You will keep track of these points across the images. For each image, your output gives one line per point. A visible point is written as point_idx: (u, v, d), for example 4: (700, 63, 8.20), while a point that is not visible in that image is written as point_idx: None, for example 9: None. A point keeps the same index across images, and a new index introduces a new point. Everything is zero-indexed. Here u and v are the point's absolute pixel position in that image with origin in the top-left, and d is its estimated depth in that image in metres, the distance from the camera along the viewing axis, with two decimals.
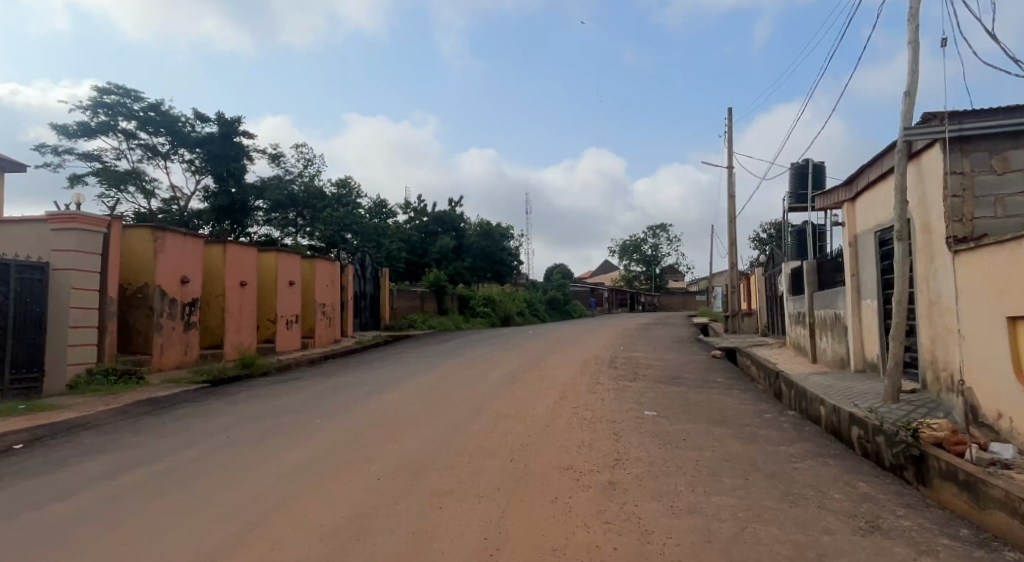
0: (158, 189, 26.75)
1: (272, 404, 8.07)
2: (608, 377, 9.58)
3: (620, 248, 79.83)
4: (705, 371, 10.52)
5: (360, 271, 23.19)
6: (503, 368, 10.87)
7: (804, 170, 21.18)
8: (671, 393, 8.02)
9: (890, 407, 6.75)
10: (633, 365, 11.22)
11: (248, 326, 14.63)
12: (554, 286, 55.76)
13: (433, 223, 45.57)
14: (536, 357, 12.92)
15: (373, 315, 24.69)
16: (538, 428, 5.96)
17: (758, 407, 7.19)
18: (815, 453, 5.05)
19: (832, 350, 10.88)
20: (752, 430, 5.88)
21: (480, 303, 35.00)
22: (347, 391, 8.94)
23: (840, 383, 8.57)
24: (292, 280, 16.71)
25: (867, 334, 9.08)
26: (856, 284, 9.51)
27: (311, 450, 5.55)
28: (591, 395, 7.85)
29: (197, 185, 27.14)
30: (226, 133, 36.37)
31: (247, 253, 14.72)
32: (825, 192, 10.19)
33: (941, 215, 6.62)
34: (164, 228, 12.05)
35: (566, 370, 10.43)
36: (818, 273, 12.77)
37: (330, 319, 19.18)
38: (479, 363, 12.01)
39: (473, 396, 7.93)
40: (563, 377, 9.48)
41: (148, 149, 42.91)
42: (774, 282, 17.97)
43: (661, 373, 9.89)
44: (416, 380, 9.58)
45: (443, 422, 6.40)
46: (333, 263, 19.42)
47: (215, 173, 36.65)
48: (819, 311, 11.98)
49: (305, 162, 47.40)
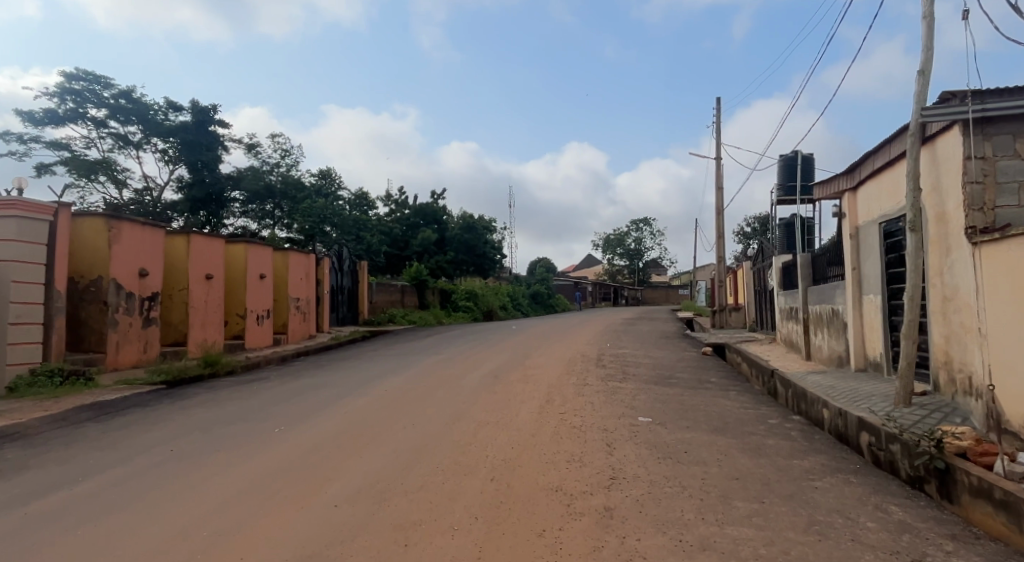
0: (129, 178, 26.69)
1: (230, 410, 7.34)
2: (597, 377, 8.98)
3: (604, 242, 79.44)
4: (697, 370, 9.98)
5: (337, 264, 22.35)
6: (485, 368, 10.24)
7: (792, 162, 20.79)
8: (664, 395, 7.46)
9: (903, 411, 6.26)
10: (622, 363, 10.64)
11: (214, 322, 13.79)
12: (537, 280, 55.12)
13: (415, 215, 44.70)
14: (520, 355, 12.26)
15: (351, 309, 23.90)
16: (522, 439, 5.33)
17: (759, 411, 6.64)
18: (834, 469, 4.50)
19: (828, 348, 10.43)
20: (758, 439, 5.32)
21: (461, 298, 34.28)
22: (315, 394, 8.23)
23: (842, 383, 8.09)
24: (264, 273, 15.87)
25: (869, 331, 8.61)
26: (856, 279, 9.04)
27: (263, 467, 4.86)
28: (579, 398, 7.25)
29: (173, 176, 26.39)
30: (201, 121, 35.00)
31: (213, 244, 13.86)
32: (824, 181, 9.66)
33: (959, 203, 6.10)
34: (120, 217, 11.15)
35: (551, 369, 9.81)
36: (811, 267, 12.28)
37: (304, 314, 18.37)
38: (459, 362, 11.34)
39: (452, 400, 7.28)
40: (548, 378, 8.86)
41: (120, 138, 41.31)
42: (762, 276, 17.56)
43: (651, 373, 9.32)
44: (391, 381, 8.89)
45: (417, 432, 5.74)
46: (308, 255, 18.58)
47: (189, 163, 35.33)
48: (814, 307, 11.49)
49: (283, 152, 46.12)
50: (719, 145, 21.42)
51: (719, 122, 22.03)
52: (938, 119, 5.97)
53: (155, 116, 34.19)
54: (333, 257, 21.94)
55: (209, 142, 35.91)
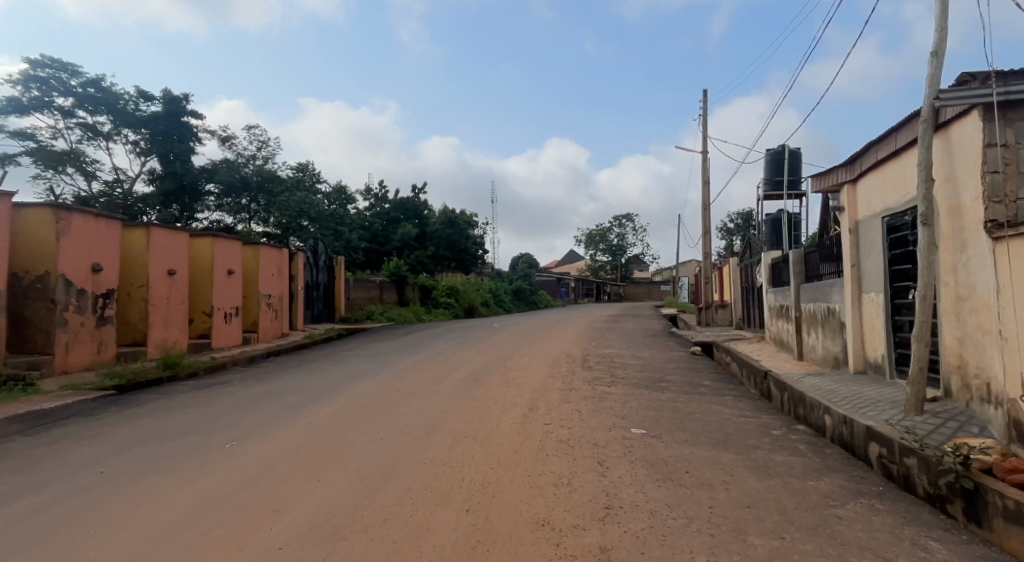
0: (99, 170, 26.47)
1: (181, 420, 6.62)
2: (583, 380, 8.40)
3: (587, 238, 79.08)
4: (688, 371, 9.49)
5: (313, 259, 21.51)
6: (465, 370, 9.61)
7: (779, 156, 20.46)
8: (656, 401, 6.92)
9: (915, 420, 5.78)
10: (609, 364, 10.09)
11: (178, 321, 12.95)
12: (519, 276, 54.52)
13: (395, 210, 43.84)
14: (502, 355, 11.64)
15: (327, 306, 23.11)
16: (504, 457, 4.73)
17: (760, 420, 6.12)
18: (855, 492, 3.97)
19: (823, 347, 10.03)
20: (765, 455, 4.79)
21: (442, 294, 33.58)
22: (277, 399, 7.54)
23: (843, 387, 7.65)
24: (233, 269, 15.05)
25: (870, 331, 8.22)
26: (856, 276, 8.61)
27: (202, 494, 4.18)
28: (567, 405, 6.68)
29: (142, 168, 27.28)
30: (173, 111, 33.68)
31: (176, 237, 12.99)
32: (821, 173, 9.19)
33: (976, 195, 5.62)
34: (69, 207, 10.27)
35: (534, 372, 9.22)
36: (804, 263, 11.82)
37: (277, 312, 17.57)
38: (437, 363, 10.69)
39: (427, 408, 6.67)
40: (532, 382, 8.26)
41: (89, 129, 39.77)
42: (750, 273, 17.19)
43: (641, 376, 8.77)
44: (362, 386, 8.23)
45: (384, 449, 5.08)
46: (280, 250, 17.75)
47: (161, 155, 34.00)
48: (808, 305, 11.04)
49: (259, 144, 44.85)
50: (705, 139, 21.01)
51: (705, 115, 21.63)
52: (957, 103, 5.46)
53: (126, 106, 32.82)
54: (308, 252, 21.10)
55: (182, 133, 34.62)
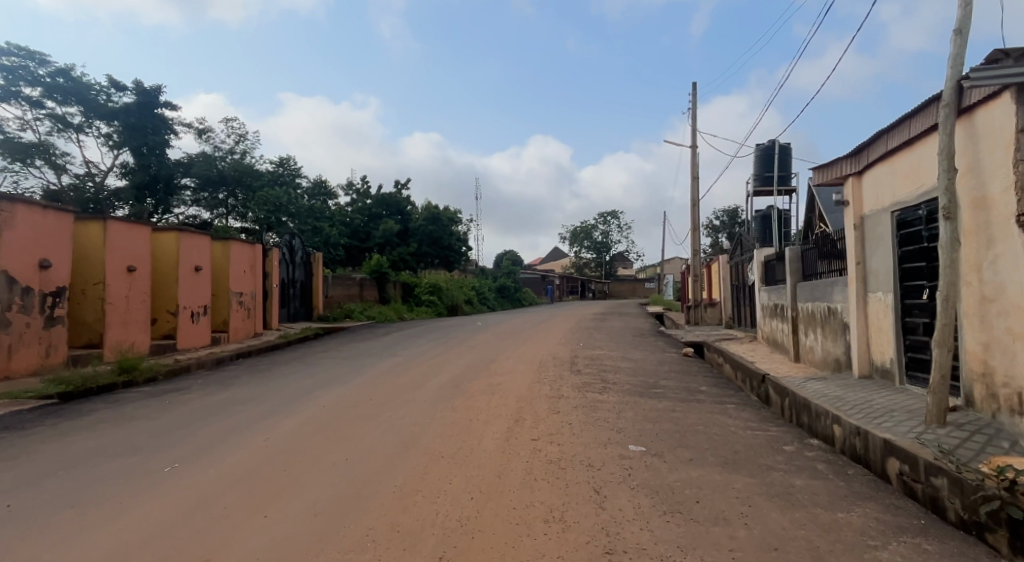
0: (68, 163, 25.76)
1: (124, 433, 5.89)
2: (573, 386, 7.80)
3: (572, 235, 78.81)
4: (682, 376, 8.95)
5: (289, 255, 20.66)
6: (446, 374, 8.96)
7: (769, 151, 20.07)
8: (653, 411, 6.34)
9: (938, 433, 5.27)
10: (599, 367, 9.51)
11: (140, 321, 12.10)
12: (503, 273, 53.93)
13: (377, 205, 42.96)
14: (486, 357, 11.01)
15: (304, 304, 22.26)
16: (486, 485, 4.08)
17: (769, 433, 5.57)
18: (896, 529, 3.41)
19: (823, 349, 9.57)
20: (782, 478, 4.22)
21: (425, 292, 32.83)
22: (237, 409, 6.83)
23: (851, 394, 7.15)
24: (200, 265, 14.19)
25: (877, 334, 7.78)
26: (860, 274, 8.15)
27: (125, 535, 3.47)
28: (557, 416, 6.08)
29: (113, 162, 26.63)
30: (146, 103, 32.38)
31: (137, 232, 12.10)
32: (823, 165, 8.70)
33: (1006, 186, 5.11)
34: (13, 198, 9.38)
35: (520, 377, 8.60)
36: (801, 261, 11.34)
37: (249, 311, 16.73)
38: (416, 366, 10.04)
39: (401, 420, 6.02)
40: (518, 388, 7.65)
41: (58, 120, 38.23)
42: (741, 271, 16.75)
43: (634, 381, 8.20)
44: (333, 393, 7.54)
45: (348, 473, 4.39)
46: (252, 245, 16.89)
47: (133, 148, 32.67)
48: (805, 304, 10.58)
49: (237, 138, 43.60)
50: (694, 133, 20.54)
51: (693, 109, 21.17)
52: (987, 84, 4.92)
53: (97, 97, 31.49)
54: (284, 248, 20.23)
55: (156, 125, 33.34)
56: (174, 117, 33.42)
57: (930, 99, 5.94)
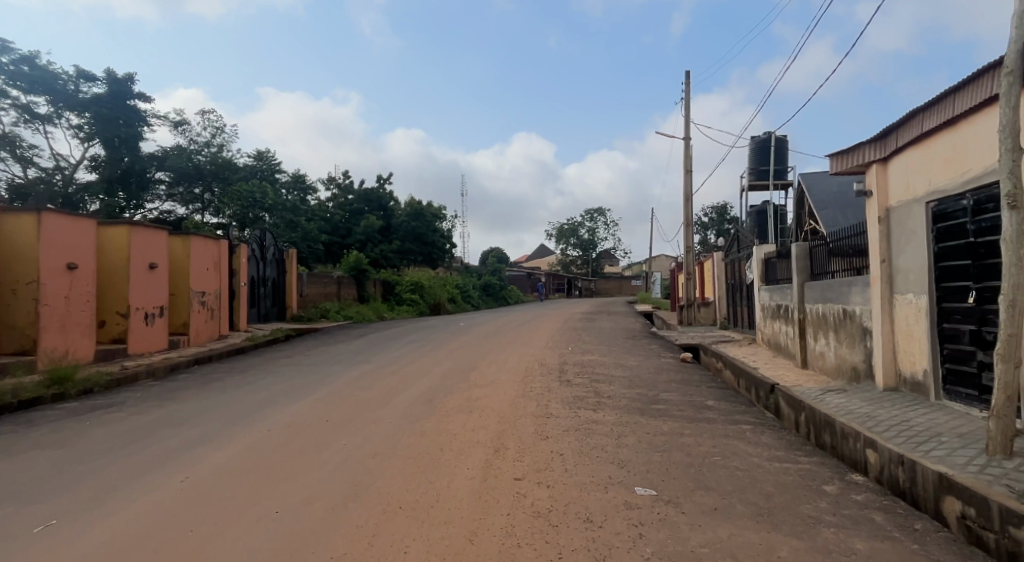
0: (31, 155, 24.13)
1: (11, 469, 4.74)
2: (563, 401, 6.82)
3: (558, 232, 77.96)
4: (684, 387, 8.01)
5: (259, 252, 19.42)
6: (419, 386, 7.93)
7: (765, 144, 19.37)
8: (659, 436, 5.36)
9: (1007, 466, 4.35)
10: (591, 377, 8.55)
11: (83, 324, 10.81)
12: (488, 271, 52.88)
13: (358, 201, 41.83)
14: (466, 364, 10.01)
15: (276, 304, 21.05)
16: (453, 557, 3.04)
17: (801, 467, 4.61)
18: None
19: (839, 357, 8.71)
20: (838, 540, 3.26)
21: (406, 290, 31.69)
22: (165, 434, 5.72)
23: (882, 412, 6.25)
24: (156, 263, 12.94)
25: (906, 341, 6.92)
26: (887, 273, 7.28)
27: None
28: (546, 444, 5.08)
29: (78, 155, 25.08)
30: (118, 93, 30.73)
31: (80, 225, 10.73)
32: (842, 152, 7.79)
33: None
34: None
35: (503, 390, 7.59)
36: (810, 258, 10.43)
37: (213, 311, 15.50)
38: (388, 376, 9.02)
39: (355, 450, 4.97)
40: (500, 406, 6.64)
41: (25, 110, 36.41)
42: (737, 268, 15.91)
43: (633, 395, 7.23)
44: (285, 412, 6.46)
45: (274, 537, 3.34)
46: (215, 241, 15.63)
47: (105, 139, 31.03)
48: (816, 307, 9.72)
49: (214, 129, 41.97)
50: (688, 125, 19.68)
51: (687, 99, 20.32)
52: None
53: (65, 86, 29.80)
54: (253, 244, 18.99)
55: (128, 117, 31.66)
56: (147, 108, 31.83)
57: (987, 68, 5.04)
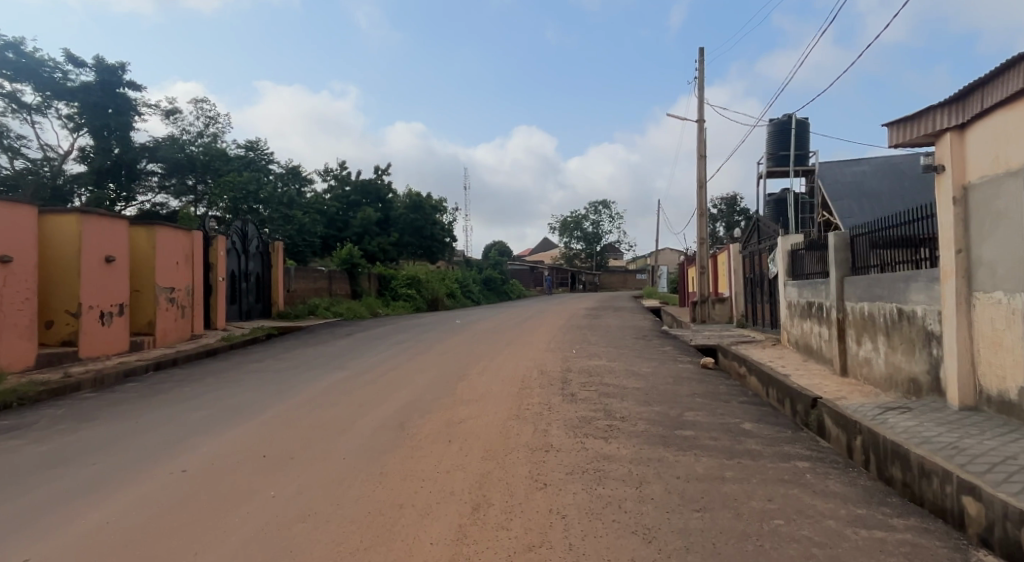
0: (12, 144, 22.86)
1: None
2: (566, 427, 5.54)
3: (562, 225, 76.38)
4: (712, 404, 6.67)
5: (241, 245, 18.22)
6: (394, 403, 6.65)
7: (786, 127, 18.06)
8: (695, 484, 4.04)
9: None
10: (599, 389, 7.27)
11: (22, 325, 9.55)
12: (489, 264, 51.53)
13: (355, 192, 40.54)
14: (455, 371, 8.73)
15: (261, 300, 19.79)
16: None
17: (900, 539, 3.27)
18: None
19: (893, 364, 7.37)
20: None
21: (403, 285, 30.42)
22: (49, 474, 4.40)
23: (973, 441, 4.91)
24: (113, 256, 11.66)
25: (990, 350, 5.58)
26: (965, 265, 5.92)
27: None
28: (544, 498, 3.76)
29: None
30: (107, 82, 29.32)
31: (18, 212, 9.46)
32: (904, 123, 6.52)
33: None
34: None
35: (493, 409, 6.29)
36: (850, 248, 9.05)
37: (184, 309, 14.21)
38: (362, 388, 7.73)
39: (283, 508, 3.66)
40: (487, 433, 5.34)
41: (12, 99, 35.09)
42: (757, 261, 14.56)
43: (652, 418, 5.92)
44: (218, 441, 5.14)
45: None
46: (186, 233, 14.31)
47: (94, 129, 29.71)
48: (860, 305, 8.38)
49: (207, 120, 40.61)
50: (702, 106, 18.33)
51: (700, 80, 18.94)
52: None
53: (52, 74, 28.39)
54: (233, 236, 17.72)
55: (118, 105, 30.22)
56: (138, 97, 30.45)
57: None
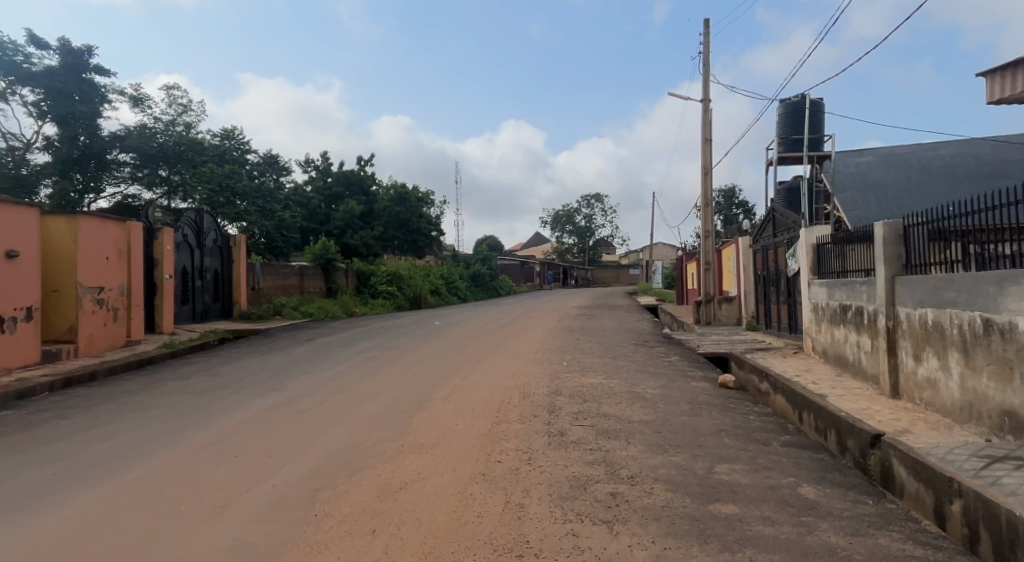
0: None
1: None
2: (552, 502, 3.80)
3: (554, 218, 74.51)
4: (749, 452, 4.96)
5: (193, 238, 16.35)
6: (320, 450, 4.88)
7: (798, 108, 16.41)
8: None
9: None
10: (599, 427, 5.55)
11: None
12: (477, 259, 49.55)
13: (338, 184, 38.64)
14: (415, 396, 6.98)
15: (220, 299, 17.91)
16: None
17: None
18: None
19: (977, 389, 5.68)
20: None
21: (383, 281, 28.59)
22: None
23: None
24: (17, 251, 9.74)
25: None
26: None
27: None
28: None
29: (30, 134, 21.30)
30: (72, 65, 26.77)
31: None
32: (1004, 70, 4.96)
33: None
34: None
35: (453, 462, 4.56)
36: (904, 241, 7.35)
37: (116, 312, 12.35)
38: (291, 421, 5.98)
39: None
40: (435, 515, 3.58)
41: None
42: (773, 256, 12.88)
43: (673, 479, 4.19)
44: (18, 533, 3.37)
45: None
46: (118, 223, 12.43)
47: (59, 117, 27.19)
48: (922, 312, 6.69)
49: (182, 108, 38.20)
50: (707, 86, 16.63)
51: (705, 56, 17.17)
52: None
53: (14, 58, 26.38)
54: (183, 230, 15.83)
55: (84, 92, 27.47)
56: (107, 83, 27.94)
57: None
